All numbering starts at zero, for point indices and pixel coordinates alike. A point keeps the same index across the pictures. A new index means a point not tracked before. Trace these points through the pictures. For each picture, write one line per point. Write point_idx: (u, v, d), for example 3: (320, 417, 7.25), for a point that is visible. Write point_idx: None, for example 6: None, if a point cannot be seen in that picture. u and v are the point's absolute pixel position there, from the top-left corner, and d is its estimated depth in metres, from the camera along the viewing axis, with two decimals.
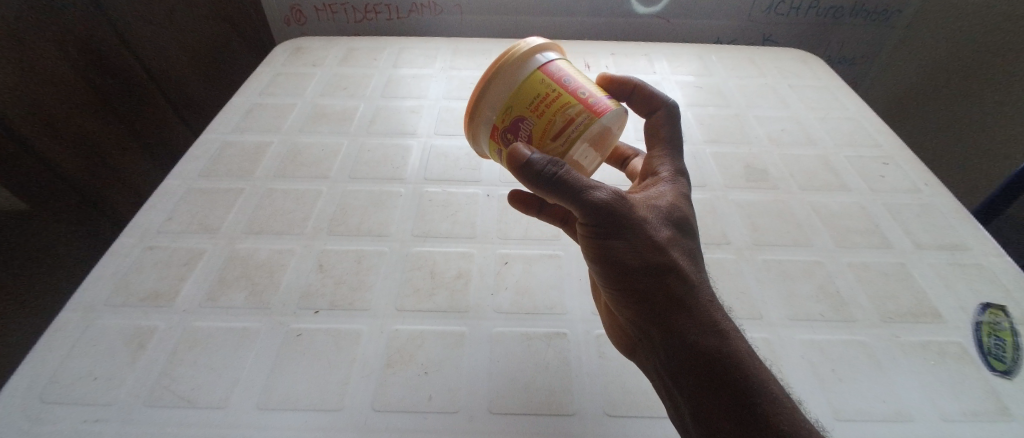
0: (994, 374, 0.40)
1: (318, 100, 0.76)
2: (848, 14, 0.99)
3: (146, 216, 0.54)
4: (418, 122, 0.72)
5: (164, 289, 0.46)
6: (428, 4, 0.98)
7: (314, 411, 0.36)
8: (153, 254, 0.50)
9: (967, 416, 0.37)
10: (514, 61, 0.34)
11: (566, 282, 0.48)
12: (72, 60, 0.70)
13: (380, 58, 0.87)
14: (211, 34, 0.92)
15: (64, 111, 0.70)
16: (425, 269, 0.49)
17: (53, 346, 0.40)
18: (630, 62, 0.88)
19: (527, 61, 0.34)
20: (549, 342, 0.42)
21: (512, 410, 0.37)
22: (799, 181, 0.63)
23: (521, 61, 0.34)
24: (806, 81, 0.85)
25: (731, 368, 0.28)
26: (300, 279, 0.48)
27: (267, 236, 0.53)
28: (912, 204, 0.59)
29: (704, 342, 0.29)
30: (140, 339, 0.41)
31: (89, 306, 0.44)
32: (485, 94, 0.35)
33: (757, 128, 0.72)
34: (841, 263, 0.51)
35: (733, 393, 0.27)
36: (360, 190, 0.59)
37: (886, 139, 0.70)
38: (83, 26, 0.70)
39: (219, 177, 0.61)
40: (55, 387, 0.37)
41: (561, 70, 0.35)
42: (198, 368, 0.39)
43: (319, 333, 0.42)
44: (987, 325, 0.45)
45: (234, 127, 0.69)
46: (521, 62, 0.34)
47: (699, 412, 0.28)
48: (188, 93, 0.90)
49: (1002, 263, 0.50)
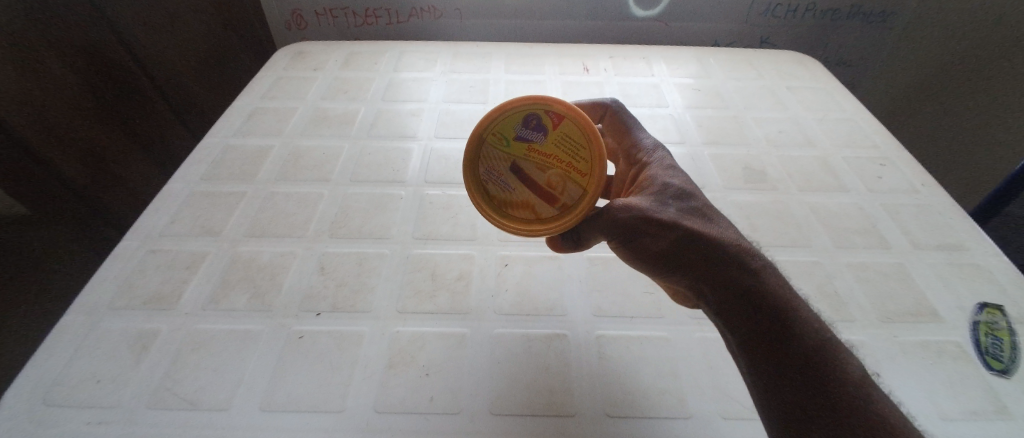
0: (992, 373, 0.41)
1: (319, 103, 0.76)
2: (845, 17, 1.00)
3: (148, 219, 0.55)
4: (419, 125, 0.72)
5: (167, 292, 0.47)
6: (428, 8, 0.98)
7: (317, 413, 0.36)
8: (156, 257, 0.50)
9: (964, 414, 0.37)
10: (483, 149, 0.41)
11: (566, 282, 0.49)
12: (73, 63, 0.70)
13: (381, 62, 0.87)
14: (212, 38, 0.92)
15: (64, 114, 0.70)
16: (427, 271, 0.49)
17: (57, 349, 0.41)
18: (629, 64, 0.89)
19: (485, 147, 0.41)
20: (549, 343, 0.43)
21: (514, 411, 0.37)
22: (797, 182, 0.63)
23: (487, 149, 0.41)
24: (803, 83, 0.85)
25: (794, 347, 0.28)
26: (302, 281, 0.48)
27: (269, 238, 0.53)
28: (910, 204, 0.59)
29: (766, 321, 0.29)
30: (143, 341, 0.42)
31: (93, 309, 0.44)
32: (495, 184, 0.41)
33: (755, 130, 0.73)
34: (840, 263, 0.52)
35: (799, 364, 0.28)
36: (360, 192, 0.60)
37: (883, 140, 0.70)
38: (83, 30, 0.70)
39: (221, 180, 0.61)
40: (59, 389, 0.37)
41: (513, 131, 0.40)
42: (199, 370, 0.39)
43: (321, 334, 0.43)
44: (985, 324, 0.45)
45: (236, 131, 0.69)
46: (486, 149, 0.41)
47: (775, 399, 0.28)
48: (189, 97, 0.91)
49: (999, 263, 0.51)
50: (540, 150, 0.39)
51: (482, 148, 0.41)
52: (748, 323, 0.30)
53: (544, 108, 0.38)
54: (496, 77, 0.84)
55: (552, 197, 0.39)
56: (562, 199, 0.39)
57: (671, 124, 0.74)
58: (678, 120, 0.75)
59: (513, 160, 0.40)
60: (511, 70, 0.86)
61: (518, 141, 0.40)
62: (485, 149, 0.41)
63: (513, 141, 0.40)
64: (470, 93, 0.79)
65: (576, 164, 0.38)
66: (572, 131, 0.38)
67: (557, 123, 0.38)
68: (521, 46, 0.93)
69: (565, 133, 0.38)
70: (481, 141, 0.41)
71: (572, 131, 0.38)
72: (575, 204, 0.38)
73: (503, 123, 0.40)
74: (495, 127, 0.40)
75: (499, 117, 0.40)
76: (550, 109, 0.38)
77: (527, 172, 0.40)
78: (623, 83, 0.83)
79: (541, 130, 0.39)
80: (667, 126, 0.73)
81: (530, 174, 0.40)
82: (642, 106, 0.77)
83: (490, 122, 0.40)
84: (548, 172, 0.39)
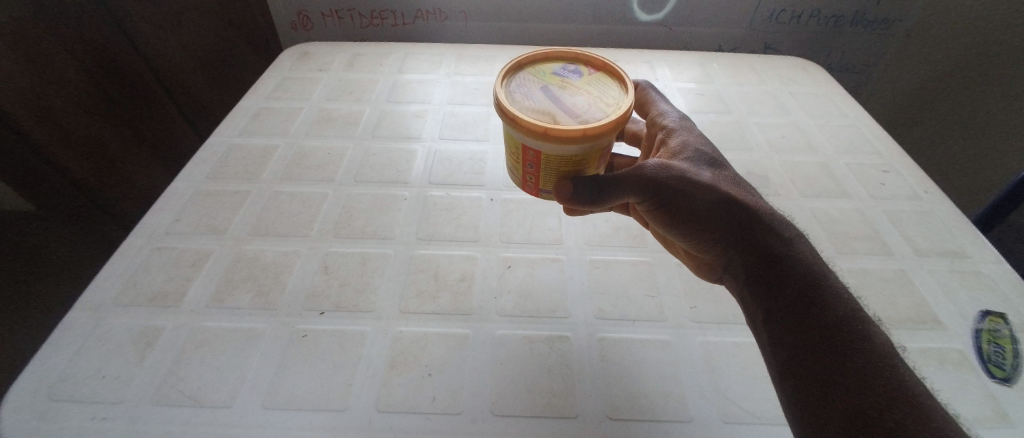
0: (993, 380, 0.41)
1: (324, 104, 0.77)
2: (848, 23, 1.01)
3: (153, 217, 0.55)
4: (422, 127, 0.72)
5: (171, 290, 0.47)
6: (432, 10, 0.99)
7: (318, 412, 0.37)
8: (161, 255, 0.50)
9: (965, 421, 0.37)
10: (516, 70, 0.41)
11: (568, 285, 0.49)
12: (80, 61, 0.70)
13: (385, 63, 0.88)
14: (220, 39, 0.93)
15: (69, 111, 0.70)
16: (429, 272, 0.49)
17: (62, 345, 0.41)
18: (632, 68, 0.89)
19: (516, 73, 0.41)
20: (551, 345, 0.43)
21: (515, 413, 0.37)
22: (800, 188, 0.63)
23: (519, 74, 0.41)
24: (805, 89, 0.85)
25: (819, 295, 0.33)
26: (306, 281, 0.48)
27: (273, 238, 0.53)
28: (912, 211, 0.60)
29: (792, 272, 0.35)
30: (147, 338, 0.42)
31: (98, 305, 0.45)
32: (515, 98, 0.38)
33: (757, 135, 0.73)
34: (842, 269, 0.52)
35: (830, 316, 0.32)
36: (364, 193, 0.60)
37: (885, 146, 0.70)
38: (89, 27, 0.71)
39: (226, 179, 0.61)
40: (63, 385, 0.38)
41: (550, 71, 0.42)
42: (203, 367, 0.40)
43: (324, 334, 0.43)
44: (987, 332, 0.45)
45: (242, 131, 0.70)
46: (517, 73, 0.41)
47: (801, 343, 0.32)
48: (194, 97, 0.91)
49: (1001, 270, 0.51)
50: (575, 83, 0.40)
51: (514, 71, 0.41)
52: (778, 272, 0.35)
53: (587, 58, 0.43)
54: None
55: (577, 113, 0.36)
56: (585, 115, 0.36)
57: None
58: None
59: (546, 84, 0.39)
60: None
61: (555, 75, 0.41)
62: (519, 74, 0.41)
63: (549, 75, 0.41)
64: (473, 96, 0.80)
65: (606, 96, 0.38)
66: (607, 79, 0.41)
67: (598, 71, 0.42)
68: (525, 49, 0.94)
69: (601, 78, 0.41)
70: (518, 69, 0.41)
71: (608, 80, 0.40)
72: (598, 119, 0.35)
73: (543, 65, 0.42)
74: (536, 66, 0.42)
75: (541, 60, 0.43)
76: (590, 63, 0.43)
77: (555, 92, 0.38)
78: None
79: (577, 73, 0.41)
80: None
81: (557, 95, 0.38)
82: None
83: (533, 60, 0.42)
84: (577, 96, 0.38)
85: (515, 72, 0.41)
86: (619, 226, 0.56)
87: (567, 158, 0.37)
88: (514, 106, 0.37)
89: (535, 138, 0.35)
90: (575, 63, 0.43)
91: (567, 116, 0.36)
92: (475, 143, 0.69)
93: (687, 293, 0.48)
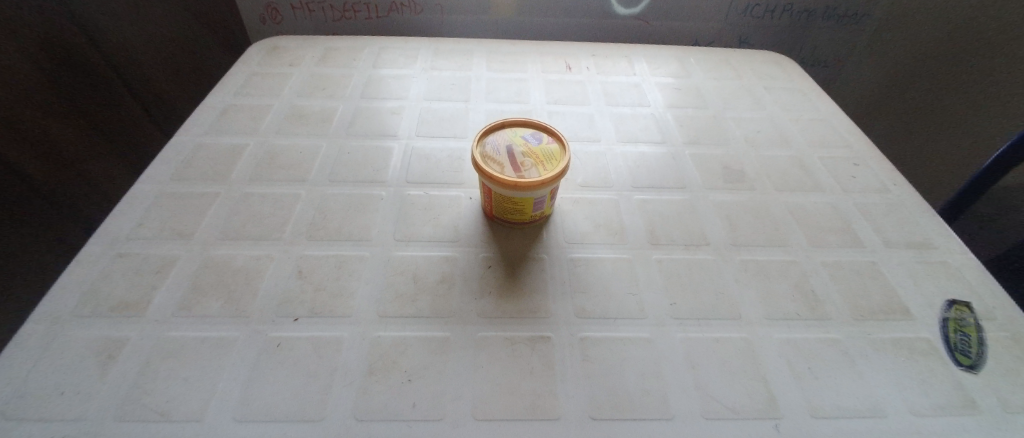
0: (960, 368, 0.42)
1: (296, 100, 0.74)
2: (821, 17, 1.02)
3: (114, 222, 0.52)
4: (399, 124, 0.70)
5: (135, 298, 0.45)
6: (407, 3, 0.96)
7: (295, 423, 0.35)
8: (123, 262, 0.48)
9: (933, 409, 0.39)
10: (494, 128, 0.52)
11: (549, 284, 0.48)
12: (33, 56, 0.66)
13: (359, 58, 0.85)
14: (183, 30, 0.89)
15: (22, 110, 0.66)
16: (407, 274, 0.48)
17: (15, 360, 0.38)
18: (611, 63, 0.89)
19: (493, 131, 0.52)
20: (533, 346, 0.42)
21: (498, 416, 0.37)
22: (776, 182, 0.64)
23: (495, 131, 0.52)
24: (781, 83, 0.86)
25: None
26: (278, 286, 0.46)
27: (243, 241, 0.51)
28: (882, 203, 0.61)
29: None
30: (109, 351, 0.40)
31: (55, 317, 0.42)
32: (483, 148, 0.50)
33: (735, 129, 0.74)
34: (817, 261, 0.53)
35: None
36: (339, 193, 0.58)
37: (857, 140, 0.72)
38: (43, 20, 0.66)
39: (192, 180, 0.59)
40: (17, 403, 0.35)
41: (521, 134, 0.52)
42: (172, 380, 0.38)
43: (298, 341, 0.41)
44: (953, 321, 0.47)
45: (208, 129, 0.67)
46: (493, 131, 0.52)
47: None
48: (158, 93, 0.88)
49: (965, 259, 0.53)
50: (531, 148, 0.50)
51: (493, 129, 0.52)
52: None
53: (552, 130, 0.52)
54: (478, 75, 0.83)
55: (519, 170, 0.48)
56: (523, 173, 0.47)
57: (652, 123, 0.74)
58: (659, 119, 0.75)
59: (512, 144, 0.51)
60: (493, 67, 0.85)
61: (523, 138, 0.52)
62: (498, 131, 0.52)
63: (519, 137, 0.52)
64: (450, 91, 0.78)
65: (549, 162, 0.48)
66: (559, 150, 0.50)
67: (554, 140, 0.51)
68: (503, 43, 0.92)
69: (555, 149, 0.50)
70: (499, 127, 0.53)
71: (557, 151, 0.50)
72: (530, 179, 0.47)
73: (520, 127, 0.53)
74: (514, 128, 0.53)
75: (520, 124, 0.53)
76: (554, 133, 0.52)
77: (513, 151, 0.49)
78: (605, 82, 0.83)
79: (539, 140, 0.51)
80: (649, 125, 0.74)
81: (514, 153, 0.49)
82: (624, 105, 0.78)
83: (513, 123, 0.53)
84: (526, 158, 0.49)
85: (493, 131, 0.52)
86: (600, 223, 0.56)
87: (508, 199, 0.49)
88: (478, 152, 0.49)
89: (486, 179, 0.48)
90: (544, 131, 0.52)
91: (511, 172, 0.48)
92: (454, 140, 0.68)
93: (667, 290, 0.48)
